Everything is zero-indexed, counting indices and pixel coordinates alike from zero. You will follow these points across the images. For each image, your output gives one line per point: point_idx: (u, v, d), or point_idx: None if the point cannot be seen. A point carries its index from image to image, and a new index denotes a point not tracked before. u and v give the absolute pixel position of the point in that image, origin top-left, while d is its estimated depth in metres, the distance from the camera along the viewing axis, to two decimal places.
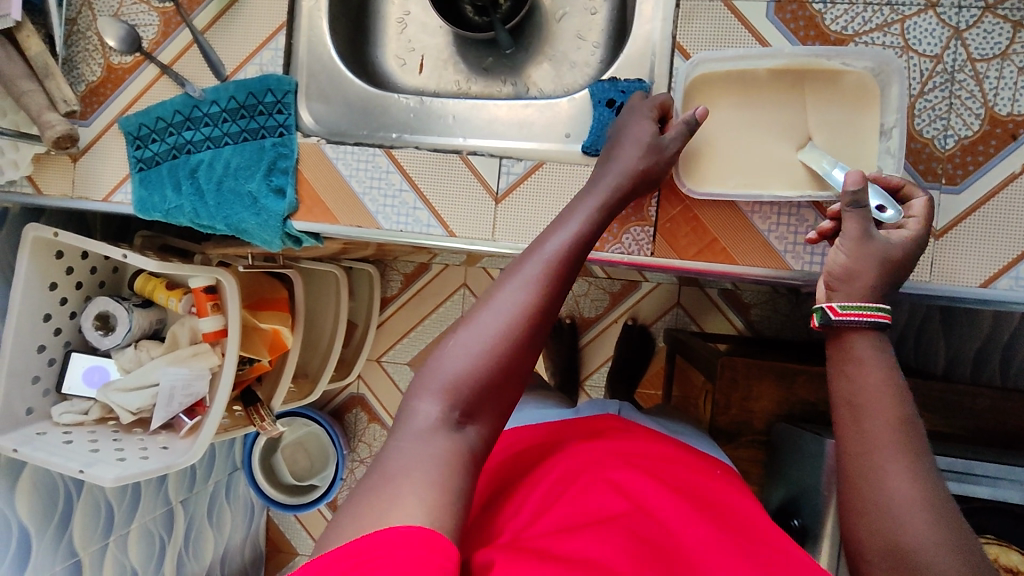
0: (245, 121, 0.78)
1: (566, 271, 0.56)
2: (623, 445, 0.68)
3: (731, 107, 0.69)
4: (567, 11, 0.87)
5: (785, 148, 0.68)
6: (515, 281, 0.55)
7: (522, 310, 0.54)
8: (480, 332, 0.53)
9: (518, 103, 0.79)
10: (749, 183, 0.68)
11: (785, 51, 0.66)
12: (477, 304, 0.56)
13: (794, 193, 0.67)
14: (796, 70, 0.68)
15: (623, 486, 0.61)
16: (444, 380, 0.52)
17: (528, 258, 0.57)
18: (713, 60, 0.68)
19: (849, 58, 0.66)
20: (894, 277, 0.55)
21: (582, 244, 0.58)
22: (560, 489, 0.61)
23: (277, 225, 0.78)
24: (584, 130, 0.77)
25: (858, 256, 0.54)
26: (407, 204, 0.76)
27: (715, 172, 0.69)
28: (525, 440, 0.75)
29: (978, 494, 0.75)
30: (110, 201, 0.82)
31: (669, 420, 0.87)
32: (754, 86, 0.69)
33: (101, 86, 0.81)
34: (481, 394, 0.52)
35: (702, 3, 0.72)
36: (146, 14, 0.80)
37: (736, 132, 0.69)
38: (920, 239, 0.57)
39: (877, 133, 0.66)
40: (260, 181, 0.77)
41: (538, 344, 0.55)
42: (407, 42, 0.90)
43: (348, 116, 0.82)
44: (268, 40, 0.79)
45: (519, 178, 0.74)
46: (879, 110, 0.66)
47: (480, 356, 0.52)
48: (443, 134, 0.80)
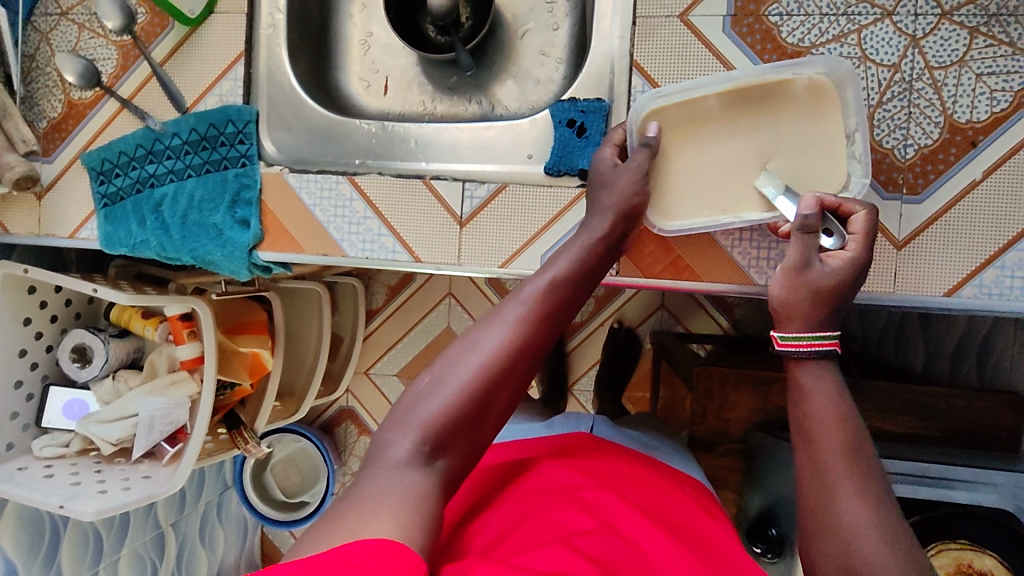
0: (207, 152, 0.78)
1: (552, 311, 0.56)
2: (602, 467, 0.68)
3: (692, 133, 0.68)
4: (530, 26, 0.86)
5: (751, 167, 0.67)
6: (496, 320, 0.55)
7: (501, 348, 0.53)
8: (457, 371, 0.53)
9: (480, 126, 0.79)
10: (723, 210, 0.68)
11: (728, 76, 0.65)
12: (454, 344, 0.55)
13: (764, 215, 0.66)
14: (752, 89, 0.67)
15: (602, 507, 0.60)
16: (418, 416, 0.51)
17: (510, 299, 0.57)
18: (664, 94, 0.67)
19: (799, 69, 0.65)
20: (844, 298, 0.56)
21: (571, 289, 0.59)
22: (535, 506, 0.61)
23: (243, 256, 0.78)
24: (546, 150, 0.76)
25: (793, 289, 0.56)
26: (373, 231, 0.76)
27: (684, 203, 0.68)
28: (506, 457, 0.75)
29: (955, 499, 0.75)
30: (77, 237, 0.81)
31: (647, 433, 0.87)
32: (712, 110, 0.67)
33: (62, 121, 0.81)
34: (458, 432, 0.51)
35: (659, 20, 0.72)
36: (104, 48, 0.80)
37: (695, 161, 0.68)
38: (857, 260, 0.56)
39: (842, 137, 0.66)
40: (225, 213, 0.77)
41: (517, 382, 0.54)
42: (371, 64, 0.88)
43: (311, 144, 0.81)
44: (226, 71, 0.79)
45: (482, 203, 0.74)
46: (841, 113, 0.65)
47: (455, 395, 0.51)
48: (405, 159, 0.80)
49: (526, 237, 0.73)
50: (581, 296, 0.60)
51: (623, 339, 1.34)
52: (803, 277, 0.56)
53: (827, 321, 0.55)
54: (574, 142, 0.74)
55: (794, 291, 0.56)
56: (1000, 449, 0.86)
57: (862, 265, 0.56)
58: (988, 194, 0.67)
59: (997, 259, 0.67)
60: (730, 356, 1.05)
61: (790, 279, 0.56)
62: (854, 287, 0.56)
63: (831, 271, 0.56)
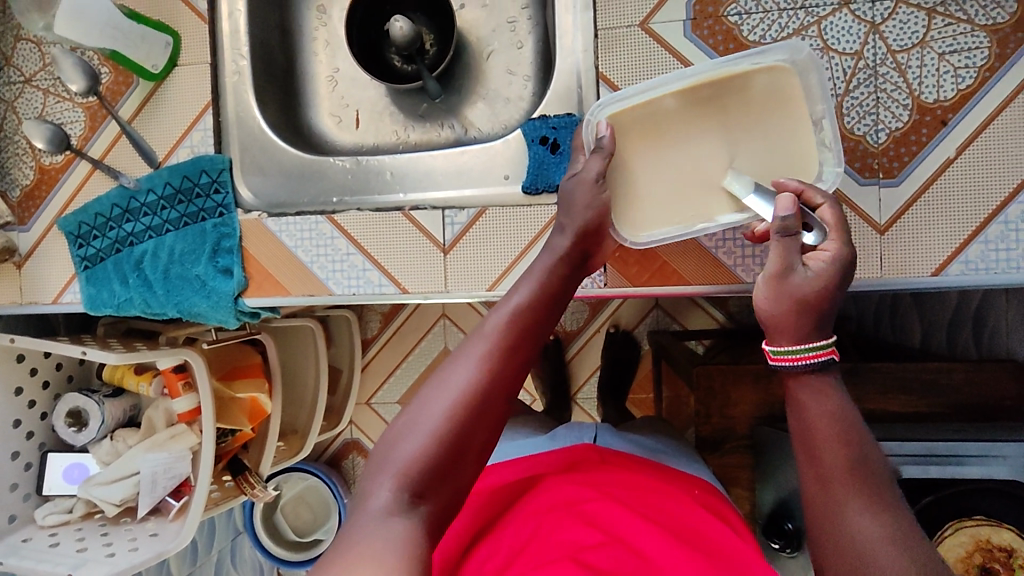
0: (184, 206, 0.78)
1: (521, 340, 0.55)
2: (602, 478, 0.68)
3: (650, 139, 0.66)
4: (494, 47, 0.86)
5: (718, 166, 0.66)
6: (463, 357, 0.54)
7: (472, 383, 0.52)
8: (430, 411, 0.52)
9: (454, 151, 0.78)
10: (693, 215, 0.66)
11: (685, 73, 0.63)
12: (424, 385, 0.54)
13: (738, 216, 0.64)
14: (706, 87, 0.65)
15: (607, 522, 0.59)
16: (395, 462, 0.50)
17: (473, 336, 0.56)
18: (616, 100, 0.65)
19: (758, 57, 0.64)
20: (831, 299, 0.53)
21: (536, 314, 0.58)
22: (541, 525, 0.60)
23: (229, 304, 0.77)
24: (523, 170, 0.76)
25: (778, 297, 0.53)
26: (357, 266, 0.75)
27: (651, 212, 0.67)
28: (509, 476, 0.74)
29: (968, 475, 0.75)
30: (60, 302, 0.81)
31: (652, 437, 0.87)
32: (667, 113, 0.66)
33: (36, 188, 0.80)
34: (437, 474, 0.50)
35: (620, 31, 0.72)
36: (71, 111, 0.79)
37: (660, 165, 0.66)
38: (839, 256, 0.54)
39: (808, 124, 0.64)
40: (206, 264, 0.77)
41: (496, 414, 0.53)
42: (340, 99, 0.88)
43: (287, 186, 0.81)
44: (195, 122, 0.78)
45: (464, 228, 0.73)
46: (806, 100, 0.64)
47: (431, 437, 0.50)
48: (383, 192, 0.79)
49: (511, 258, 0.73)
50: (549, 319, 0.59)
51: (622, 342, 1.33)
52: (786, 284, 0.53)
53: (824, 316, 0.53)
54: (549, 158, 0.74)
55: (778, 300, 0.53)
56: (1004, 418, 0.85)
57: (844, 262, 0.54)
58: (964, 171, 0.67)
59: (980, 234, 0.67)
60: (728, 352, 1.04)
61: (773, 287, 0.53)
62: (838, 288, 0.53)
63: (813, 275, 0.53)
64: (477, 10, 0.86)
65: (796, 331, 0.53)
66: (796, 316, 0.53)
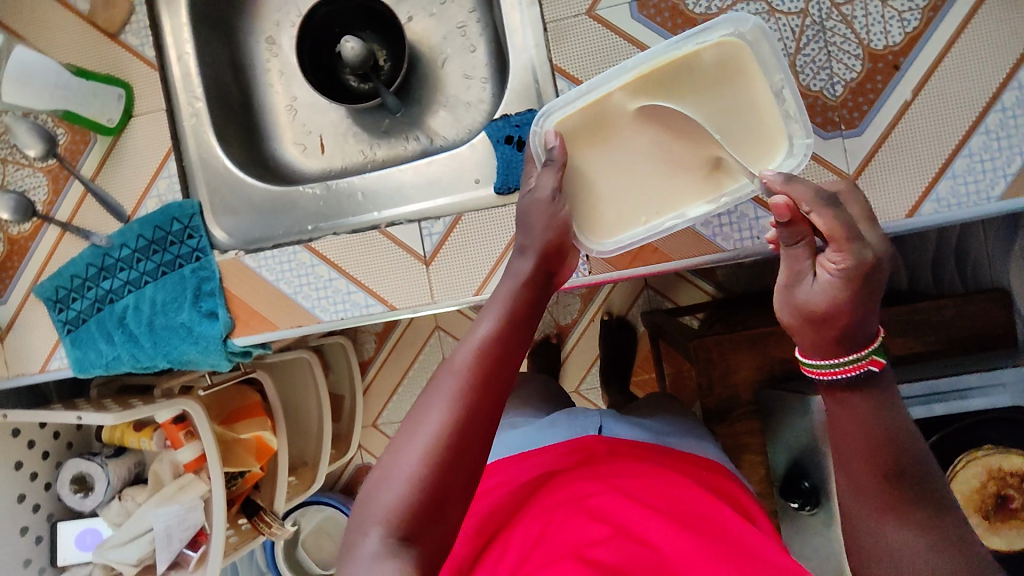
0: (159, 255, 0.77)
1: (492, 367, 0.53)
2: (605, 470, 0.68)
3: (602, 140, 0.64)
4: (448, 54, 0.86)
5: (680, 157, 0.64)
6: (441, 387, 0.53)
7: (449, 417, 0.51)
8: (407, 456, 0.50)
9: (422, 162, 0.78)
10: (660, 210, 0.65)
11: (627, 65, 0.61)
12: (399, 428, 0.53)
13: (707, 208, 0.64)
14: (656, 74, 0.63)
15: (611, 517, 0.59)
16: (380, 506, 0.49)
17: (449, 362, 0.55)
18: (558, 106, 0.64)
19: (702, 37, 0.62)
20: (845, 315, 0.46)
21: (513, 331, 0.56)
22: (548, 523, 0.61)
23: (219, 347, 0.77)
24: (493, 172, 0.76)
25: (787, 313, 0.49)
26: (342, 290, 0.75)
27: (618, 217, 0.65)
28: (516, 473, 0.73)
29: (975, 408, 0.75)
30: (48, 369, 0.80)
31: (659, 416, 0.87)
32: (615, 106, 0.64)
33: (7, 260, 0.80)
34: (425, 517, 0.49)
35: (568, 21, 0.72)
36: (33, 176, 0.78)
37: (621, 165, 0.64)
38: (847, 269, 0.45)
39: (770, 97, 0.62)
40: (190, 310, 0.76)
41: (479, 445, 0.52)
42: (302, 126, 0.88)
43: (260, 221, 0.80)
44: (159, 169, 0.78)
45: (442, 237, 0.73)
46: (762, 73, 0.62)
47: (412, 478, 0.49)
48: (356, 213, 0.78)
49: (493, 259, 0.73)
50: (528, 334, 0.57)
51: (617, 328, 1.33)
52: (793, 299, 0.48)
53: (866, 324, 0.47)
54: (517, 157, 0.74)
55: (790, 316, 0.49)
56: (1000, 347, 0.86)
57: (863, 270, 0.45)
58: (923, 110, 0.68)
59: (948, 169, 0.68)
60: (722, 322, 1.05)
61: (783, 302, 0.49)
62: (858, 300, 0.46)
63: (819, 289, 0.47)
64: (425, 19, 0.86)
65: (822, 346, 0.48)
66: (807, 331, 0.48)
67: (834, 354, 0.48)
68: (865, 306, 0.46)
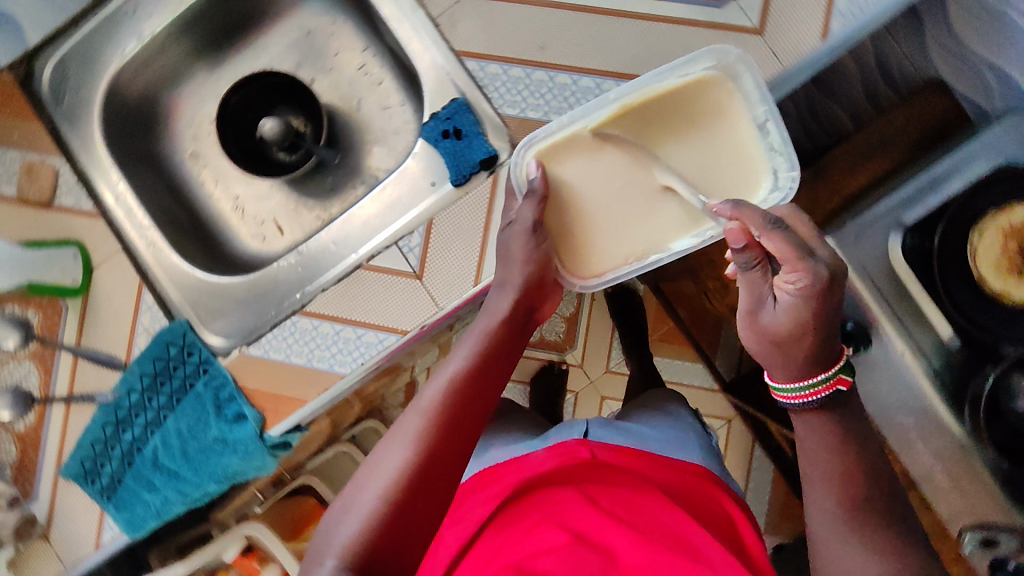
0: (168, 384, 0.76)
1: (446, 422, 0.60)
2: (577, 477, 0.73)
3: (584, 164, 0.71)
4: (360, 96, 0.90)
5: (658, 193, 0.71)
6: (400, 435, 0.59)
7: (404, 461, 0.57)
8: (365, 496, 0.56)
9: (376, 191, 0.77)
10: (644, 249, 0.72)
11: (609, 97, 0.69)
12: (361, 469, 0.59)
13: (688, 241, 0.71)
14: (638, 109, 0.70)
15: (566, 523, 0.67)
16: (334, 543, 0.54)
17: (408, 414, 0.61)
18: (541, 136, 0.70)
19: (687, 69, 0.69)
20: (806, 332, 0.58)
21: (470, 389, 0.62)
22: (510, 533, 0.68)
23: (257, 446, 0.74)
24: (443, 170, 0.77)
25: (755, 336, 0.61)
26: (352, 337, 0.74)
27: (601, 254, 0.72)
28: (486, 480, 0.78)
29: (953, 191, 0.75)
30: (102, 544, 0.78)
31: (658, 413, 0.91)
32: (598, 140, 0.70)
33: (24, 457, 0.78)
34: (380, 550, 0.53)
35: (452, 9, 0.76)
36: (21, 366, 0.78)
37: (601, 196, 0.71)
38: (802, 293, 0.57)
39: (754, 129, 0.70)
40: (217, 423, 0.74)
41: (438, 489, 0.57)
42: (254, 218, 0.89)
43: (250, 311, 0.79)
44: (138, 304, 0.78)
45: (423, 247, 0.74)
46: (745, 103, 0.69)
47: (366, 517, 0.54)
48: (336, 262, 0.78)
49: (479, 243, 0.74)
50: (484, 392, 0.63)
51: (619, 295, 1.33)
52: (758, 320, 0.61)
53: (827, 346, 0.59)
54: (460, 145, 0.75)
55: (757, 336, 0.61)
56: None
57: (816, 288, 0.56)
58: None
59: None
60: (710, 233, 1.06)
61: (750, 325, 0.62)
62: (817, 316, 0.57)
63: (780, 312, 0.58)
64: (327, 77, 0.90)
65: (790, 371, 0.61)
66: (775, 349, 0.60)
67: (803, 370, 0.60)
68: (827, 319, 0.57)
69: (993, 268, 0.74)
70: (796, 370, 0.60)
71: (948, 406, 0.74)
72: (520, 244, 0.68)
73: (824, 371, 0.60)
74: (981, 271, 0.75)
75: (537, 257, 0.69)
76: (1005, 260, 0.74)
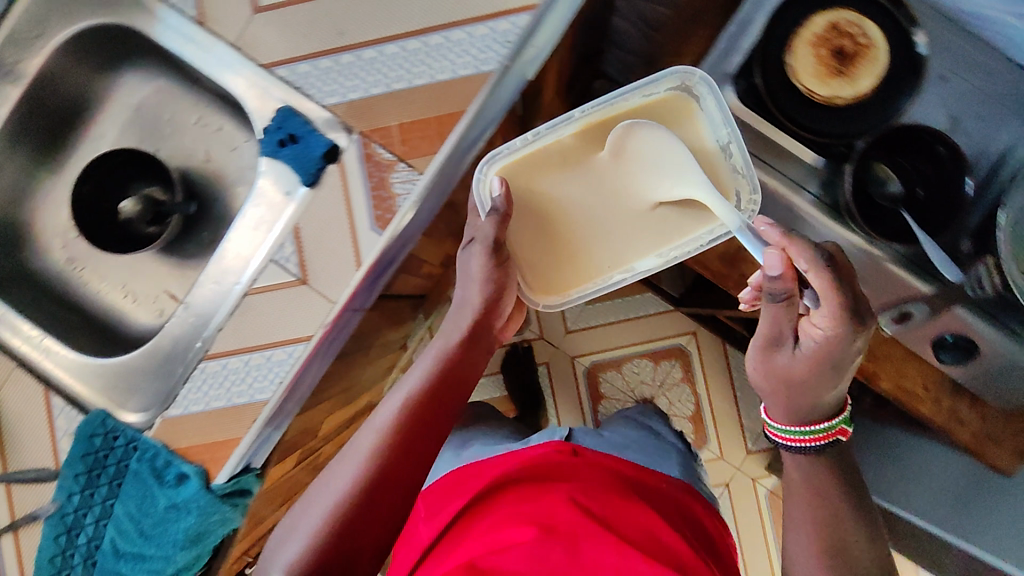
0: (104, 474, 0.76)
1: (397, 449, 0.64)
2: (553, 473, 0.77)
3: (550, 176, 0.75)
4: (208, 148, 0.92)
5: (629, 213, 0.75)
6: (353, 454, 0.65)
7: (352, 483, 0.62)
8: (313, 512, 0.62)
9: (239, 220, 0.79)
10: (613, 266, 0.76)
11: (576, 116, 0.73)
12: (316, 485, 0.65)
13: (659, 258, 0.75)
14: (601, 128, 0.75)
15: (536, 516, 0.69)
16: (281, 560, 0.60)
17: (364, 432, 0.66)
18: (506, 154, 0.75)
19: (651, 92, 0.75)
20: (818, 381, 0.60)
21: (423, 415, 0.67)
22: (482, 524, 0.71)
23: (208, 500, 0.74)
24: (293, 176, 0.78)
25: (769, 369, 0.63)
26: (262, 362, 0.75)
27: (570, 275, 0.77)
28: (472, 473, 0.83)
29: (760, 29, 0.79)
30: None
31: (641, 425, 0.97)
32: (565, 157, 0.75)
33: None
34: (319, 568, 0.59)
35: (249, 30, 0.78)
36: None
37: (570, 209, 0.76)
38: (831, 339, 0.57)
39: (719, 152, 0.75)
40: (163, 493, 0.74)
41: (385, 508, 0.63)
42: (148, 297, 0.91)
43: (161, 376, 0.79)
44: (49, 410, 0.78)
45: (298, 253, 0.75)
46: (710, 127, 0.76)
47: (311, 536, 0.60)
48: (224, 299, 0.78)
49: (348, 229, 0.75)
50: (437, 418, 0.68)
51: None
52: (774, 353, 0.62)
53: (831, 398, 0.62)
54: (298, 148, 0.77)
55: (769, 368, 0.63)
56: None
57: (844, 340, 0.57)
58: None
59: None
60: None
61: (764, 354, 0.63)
62: (833, 364, 0.59)
63: (800, 357, 0.60)
64: (171, 142, 0.93)
65: (797, 411, 0.63)
66: (788, 386, 0.62)
67: (809, 418, 0.63)
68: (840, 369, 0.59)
69: (816, 78, 0.78)
70: (799, 417, 0.63)
71: (825, 217, 0.78)
72: (478, 265, 0.71)
73: (826, 421, 0.63)
74: (806, 85, 0.79)
75: (495, 279, 0.71)
76: (822, 68, 0.78)
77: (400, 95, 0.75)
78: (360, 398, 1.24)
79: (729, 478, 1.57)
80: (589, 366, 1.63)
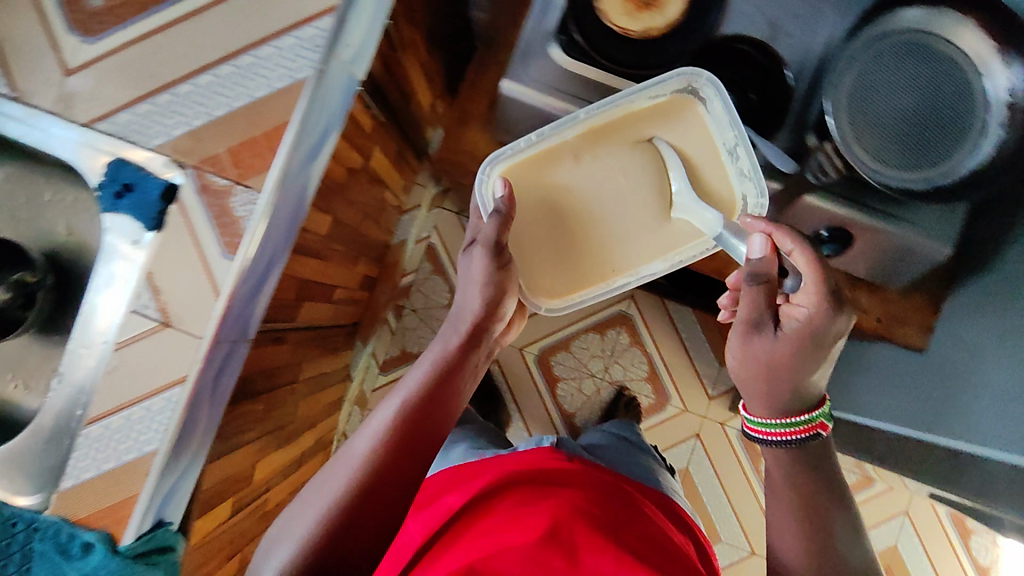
0: (11, 561, 0.75)
1: (404, 433, 0.72)
2: (539, 484, 0.94)
3: (554, 171, 0.92)
4: (67, 221, 0.92)
5: (637, 219, 0.93)
6: (362, 437, 0.72)
7: (363, 459, 0.70)
8: (328, 488, 0.68)
9: (92, 281, 0.78)
10: (620, 268, 0.94)
11: (578, 116, 0.87)
12: (326, 467, 0.72)
13: (666, 262, 0.93)
14: (595, 129, 0.90)
15: (528, 523, 0.83)
16: (298, 530, 0.65)
17: (368, 422, 0.74)
18: (508, 154, 0.91)
19: (658, 95, 0.88)
20: (795, 355, 0.76)
21: (422, 405, 0.76)
22: (481, 526, 0.86)
23: (114, 564, 0.73)
24: (133, 226, 0.77)
25: (747, 352, 0.80)
26: (143, 414, 0.75)
27: (570, 272, 0.94)
28: (468, 482, 0.99)
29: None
30: None
31: (617, 434, 1.28)
32: (565, 156, 0.91)
33: None
34: (326, 546, 0.64)
35: (64, 93, 0.78)
36: None
37: (575, 209, 0.92)
38: (812, 310, 0.74)
39: (726, 155, 0.90)
40: (70, 567, 0.73)
41: (394, 482, 0.69)
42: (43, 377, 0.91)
43: (49, 453, 0.79)
44: None
45: (155, 299, 0.75)
46: (717, 132, 0.90)
47: (328, 508, 0.66)
48: (93, 362, 0.77)
49: (199, 263, 0.75)
50: (432, 412, 0.76)
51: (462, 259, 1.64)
52: (753, 334, 0.79)
53: (801, 385, 0.78)
54: (133, 197, 0.76)
55: (747, 351, 0.80)
56: None
57: (820, 315, 0.74)
58: None
59: None
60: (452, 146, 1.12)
61: (743, 335, 0.80)
62: (809, 338, 0.75)
63: (782, 333, 0.77)
64: (29, 225, 0.92)
65: (772, 392, 0.79)
66: (763, 359, 0.78)
67: (785, 405, 0.80)
68: (815, 344, 0.75)
69: (627, 15, 0.82)
70: (784, 409, 0.80)
71: None
72: (480, 266, 0.87)
73: (806, 415, 0.79)
74: (620, 24, 0.82)
75: (492, 281, 0.87)
76: (630, 6, 0.82)
77: (223, 120, 0.76)
78: (302, 436, 1.24)
79: (699, 427, 1.60)
80: (539, 354, 1.63)
